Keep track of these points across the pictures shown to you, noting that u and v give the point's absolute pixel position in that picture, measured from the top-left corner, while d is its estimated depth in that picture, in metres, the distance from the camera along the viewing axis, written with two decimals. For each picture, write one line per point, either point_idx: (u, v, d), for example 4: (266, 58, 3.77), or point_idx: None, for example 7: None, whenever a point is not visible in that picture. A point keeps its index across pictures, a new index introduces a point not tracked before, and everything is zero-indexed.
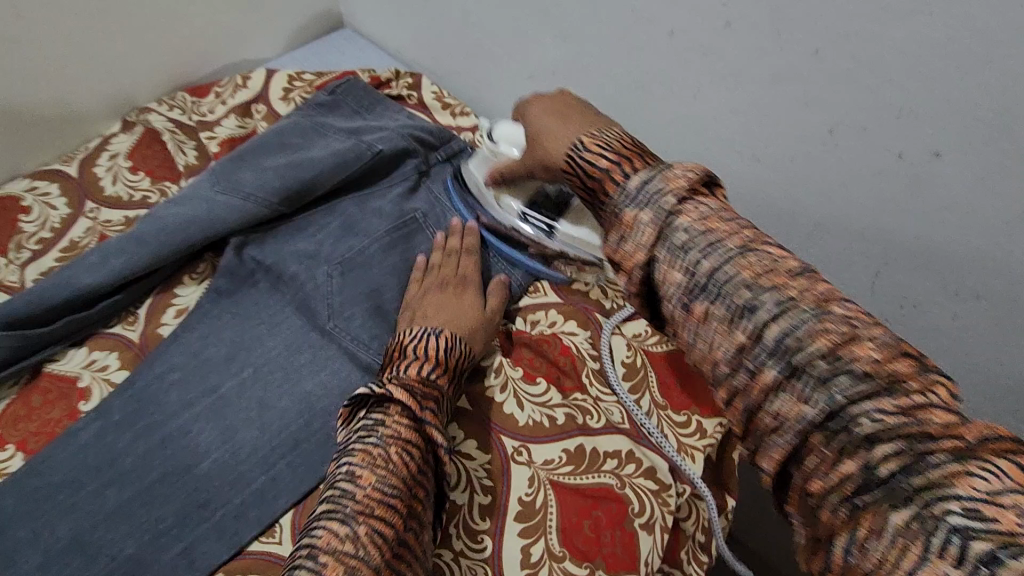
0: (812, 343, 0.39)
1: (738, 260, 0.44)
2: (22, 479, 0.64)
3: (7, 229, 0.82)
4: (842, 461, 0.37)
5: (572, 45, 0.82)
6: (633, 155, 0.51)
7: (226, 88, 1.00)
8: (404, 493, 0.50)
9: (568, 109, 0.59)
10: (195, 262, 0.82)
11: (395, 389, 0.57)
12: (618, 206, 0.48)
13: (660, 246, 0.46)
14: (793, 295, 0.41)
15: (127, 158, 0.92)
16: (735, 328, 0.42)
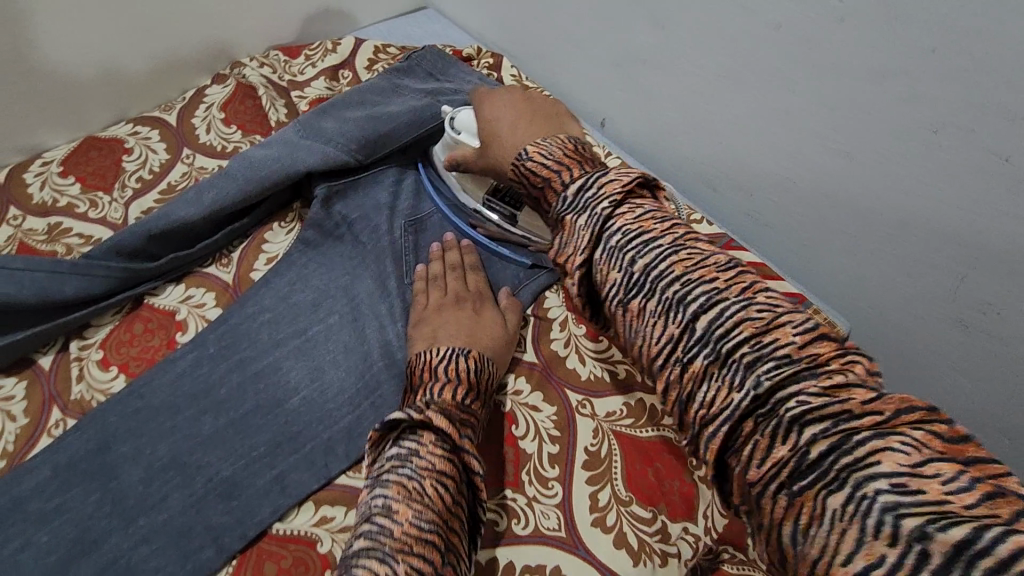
0: (736, 330, 0.40)
1: (674, 254, 0.44)
2: (126, 398, 0.66)
3: (112, 170, 0.87)
4: (774, 446, 0.37)
5: (667, 32, 0.83)
6: (572, 160, 0.53)
7: (316, 52, 1.02)
8: (441, 526, 0.48)
9: (523, 109, 0.64)
10: (284, 211, 0.85)
11: (436, 414, 0.54)
12: (558, 214, 0.50)
13: (596, 249, 0.46)
14: (767, 300, 0.41)
15: (221, 109, 0.95)
16: (668, 320, 0.42)
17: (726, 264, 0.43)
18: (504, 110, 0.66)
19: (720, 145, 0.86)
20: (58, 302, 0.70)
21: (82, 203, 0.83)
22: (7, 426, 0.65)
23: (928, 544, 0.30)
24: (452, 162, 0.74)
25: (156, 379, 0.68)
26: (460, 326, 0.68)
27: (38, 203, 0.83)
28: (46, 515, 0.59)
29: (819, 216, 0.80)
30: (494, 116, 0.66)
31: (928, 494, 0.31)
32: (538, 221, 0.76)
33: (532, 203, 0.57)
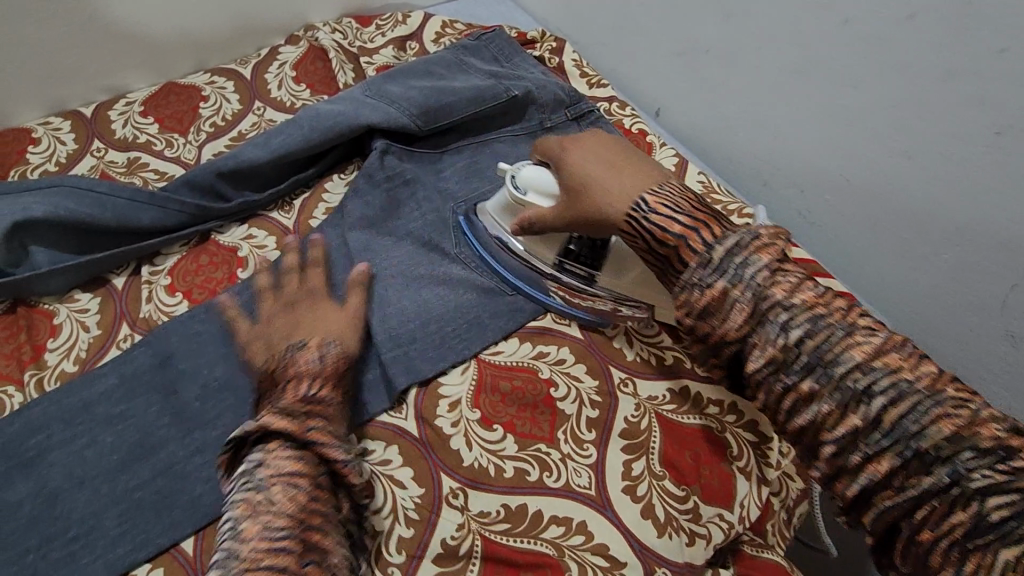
0: (880, 369, 0.47)
1: (772, 279, 0.52)
2: (188, 321, 0.70)
3: (189, 115, 0.91)
4: (892, 474, 0.45)
5: (736, 25, 0.85)
6: (704, 219, 0.57)
7: (386, 22, 1.06)
8: (298, 531, 0.50)
9: (624, 163, 0.66)
10: (345, 167, 0.88)
11: (270, 418, 0.54)
12: (699, 279, 0.54)
13: (719, 275, 0.53)
14: (824, 312, 0.51)
15: (293, 68, 0.99)
16: (813, 375, 0.49)
17: (823, 329, 0.50)
18: (593, 155, 0.67)
19: (767, 134, 0.88)
20: (136, 228, 0.74)
21: (159, 142, 0.88)
22: (80, 335, 0.70)
23: None
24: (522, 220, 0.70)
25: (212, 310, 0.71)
26: (299, 317, 0.67)
27: (120, 138, 0.88)
28: (111, 419, 0.63)
29: (873, 220, 0.81)
30: (580, 161, 0.67)
31: None
32: (610, 279, 0.72)
33: (647, 256, 0.61)
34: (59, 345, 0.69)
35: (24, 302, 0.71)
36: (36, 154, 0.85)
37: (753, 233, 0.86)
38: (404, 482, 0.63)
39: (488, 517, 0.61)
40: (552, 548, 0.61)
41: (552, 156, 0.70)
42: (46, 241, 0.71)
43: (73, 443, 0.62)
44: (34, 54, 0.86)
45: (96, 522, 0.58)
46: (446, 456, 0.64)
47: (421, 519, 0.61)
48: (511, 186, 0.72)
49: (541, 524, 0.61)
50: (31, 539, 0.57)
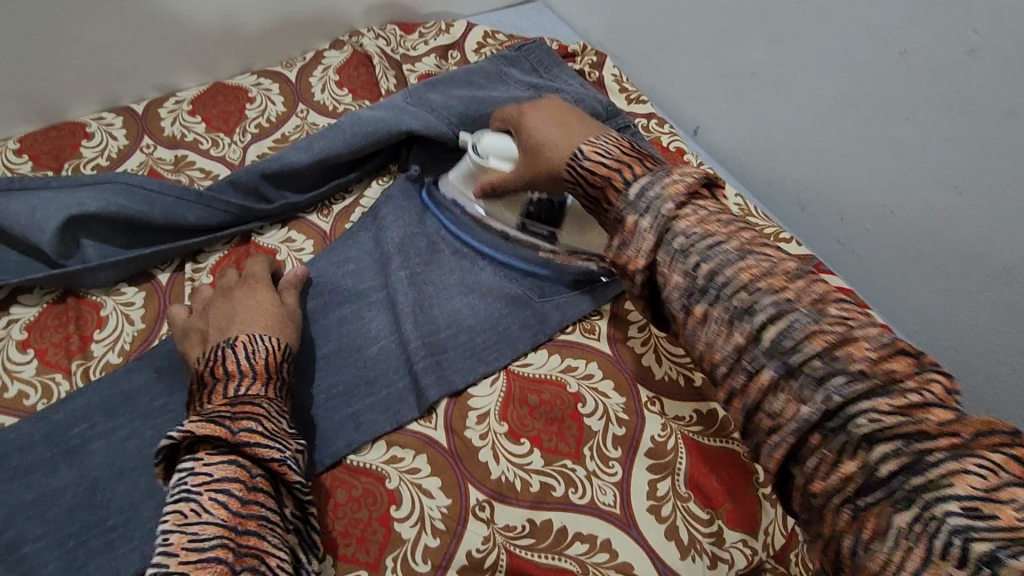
0: (807, 344, 0.44)
1: (815, 327, 0.44)
2: None
3: (236, 116, 0.94)
4: (841, 461, 0.41)
5: (784, 50, 0.85)
6: (631, 159, 0.57)
7: (430, 30, 1.08)
8: (230, 536, 0.47)
9: (568, 118, 0.66)
10: (382, 176, 0.90)
11: (195, 425, 0.51)
12: (619, 212, 0.54)
13: (661, 249, 0.52)
14: (794, 299, 0.46)
15: (337, 72, 1.01)
16: (735, 329, 0.47)
17: (775, 271, 0.48)
18: (549, 117, 0.68)
19: (812, 163, 0.88)
20: (182, 226, 0.77)
21: (205, 141, 0.90)
22: (125, 329, 0.71)
23: (995, 568, 0.34)
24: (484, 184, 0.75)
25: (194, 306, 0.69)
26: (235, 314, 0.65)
27: (169, 136, 0.90)
28: (150, 412, 0.65)
29: (915, 253, 0.79)
30: (538, 126, 0.67)
31: (998, 520, 0.35)
32: (569, 236, 0.76)
33: (585, 203, 0.60)
34: (104, 337, 0.70)
35: (74, 293, 0.73)
36: (89, 148, 0.87)
37: (789, 259, 0.85)
38: (432, 492, 0.63)
39: (513, 531, 0.62)
40: (576, 564, 0.60)
41: (523, 116, 0.70)
42: (96, 235, 0.74)
43: (114, 434, 0.63)
44: (93, 51, 0.89)
45: (134, 513, 0.59)
46: (474, 468, 0.65)
47: (447, 529, 0.61)
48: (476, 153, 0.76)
49: (565, 541, 0.61)
50: (71, 526, 0.58)
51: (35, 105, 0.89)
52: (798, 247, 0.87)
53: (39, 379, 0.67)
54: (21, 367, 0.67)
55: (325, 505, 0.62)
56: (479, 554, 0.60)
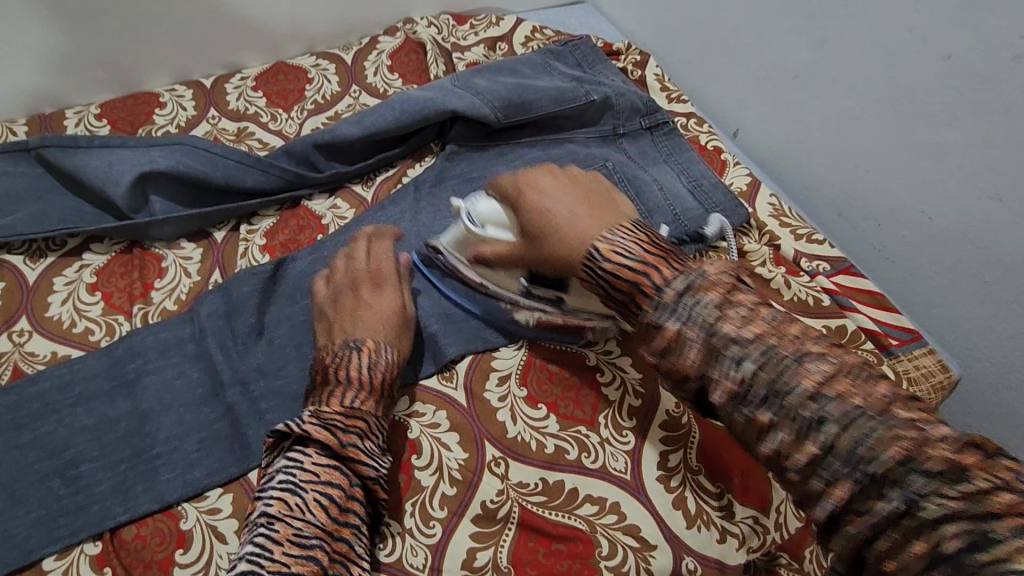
0: (885, 452, 0.41)
1: (748, 316, 0.50)
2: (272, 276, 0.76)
3: (294, 94, 0.99)
4: (781, 428, 0.46)
5: (828, 52, 0.85)
6: (658, 259, 0.55)
7: (480, 22, 1.12)
8: (326, 539, 0.52)
9: (575, 188, 0.65)
10: (425, 155, 0.93)
11: (316, 427, 0.56)
12: (657, 321, 0.52)
13: (661, 309, 0.52)
14: (775, 344, 0.48)
15: (389, 57, 1.06)
16: (716, 367, 0.49)
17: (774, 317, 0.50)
18: (566, 192, 0.64)
19: (850, 166, 0.87)
20: (240, 189, 0.83)
21: (265, 115, 0.96)
22: (183, 279, 0.77)
23: None
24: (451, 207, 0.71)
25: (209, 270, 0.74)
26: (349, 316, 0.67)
27: (233, 109, 0.96)
28: (197, 355, 0.69)
29: (952, 260, 0.79)
30: (546, 202, 0.64)
31: None
32: (578, 300, 0.68)
33: (608, 304, 0.58)
34: (164, 286, 0.76)
35: (139, 245, 0.79)
36: (161, 116, 0.94)
37: (820, 259, 0.85)
38: (450, 445, 0.66)
39: (526, 487, 0.64)
40: (585, 524, 0.62)
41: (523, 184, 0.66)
42: (163, 192, 0.80)
43: (165, 370, 0.68)
44: (171, 28, 0.96)
45: (179, 444, 0.63)
46: (491, 426, 0.67)
47: (463, 479, 0.64)
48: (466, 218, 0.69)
49: (575, 502, 0.63)
50: (120, 451, 0.62)
51: (116, 74, 0.97)
52: (832, 248, 0.87)
53: (104, 319, 0.73)
54: (89, 307, 0.73)
55: None
56: (492, 506, 0.63)
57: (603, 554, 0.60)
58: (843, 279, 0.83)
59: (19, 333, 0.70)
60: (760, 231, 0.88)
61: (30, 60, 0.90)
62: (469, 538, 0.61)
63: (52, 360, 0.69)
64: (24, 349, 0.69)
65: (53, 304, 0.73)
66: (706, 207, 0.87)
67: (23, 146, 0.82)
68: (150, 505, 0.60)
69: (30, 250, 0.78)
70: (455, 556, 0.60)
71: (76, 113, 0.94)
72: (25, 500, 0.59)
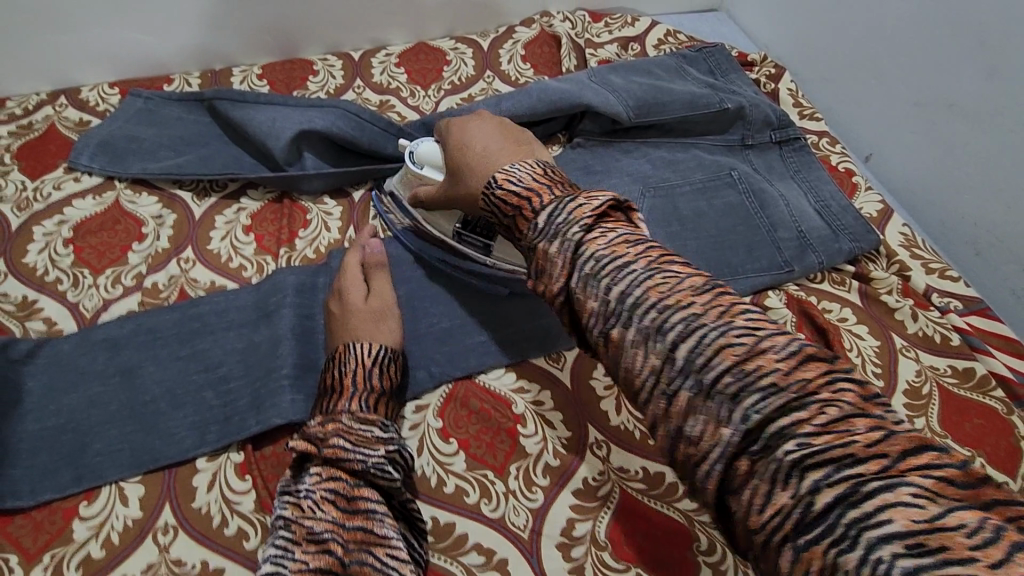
0: (716, 357, 0.40)
1: (724, 341, 0.41)
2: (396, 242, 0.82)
3: (433, 74, 1.05)
4: (774, 492, 0.36)
5: (999, 83, 0.81)
6: (542, 185, 0.54)
7: (616, 21, 1.13)
8: (339, 533, 0.53)
9: (514, 141, 0.64)
10: (552, 144, 0.97)
11: (298, 441, 0.59)
12: (531, 239, 0.52)
13: (572, 276, 0.48)
14: (727, 332, 0.41)
15: (524, 47, 1.10)
16: (650, 349, 0.43)
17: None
18: (489, 131, 0.67)
19: (1003, 202, 0.82)
20: (381, 154, 0.88)
21: (405, 90, 1.02)
22: (323, 233, 0.83)
23: None
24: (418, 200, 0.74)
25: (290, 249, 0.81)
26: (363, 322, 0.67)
27: (377, 82, 1.03)
28: None
29: None
30: (465, 139, 0.67)
31: None
32: (503, 252, 0.73)
33: (510, 240, 0.57)
34: (307, 235, 0.83)
35: (288, 196, 0.87)
36: (314, 83, 1.02)
37: (952, 297, 0.81)
38: (554, 423, 0.69)
39: (627, 473, 0.66)
40: (683, 517, 0.63)
41: (464, 135, 0.68)
42: (316, 149, 0.87)
43: (301, 308, 0.74)
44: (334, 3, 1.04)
45: (306, 375, 0.68)
46: (595, 413, 0.70)
47: (568, 453, 0.66)
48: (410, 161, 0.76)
49: (676, 495, 0.64)
50: (260, 373, 0.69)
51: (278, 40, 1.06)
52: (966, 286, 0.83)
53: (255, 258, 0.80)
54: (243, 246, 0.81)
55: (460, 410, 0.69)
56: (594, 482, 0.65)
57: (701, 549, 0.61)
58: (975, 320, 0.80)
59: (185, 261, 0.79)
60: (889, 259, 0.85)
61: (212, 19, 1.00)
62: (568, 509, 0.63)
63: (210, 287, 0.77)
64: (189, 275, 0.77)
65: (214, 239, 0.81)
66: (832, 227, 0.85)
67: (201, 96, 0.92)
68: (275, 420, 0.64)
69: (197, 188, 0.86)
70: (556, 523, 0.62)
71: (241, 72, 1.03)
72: (182, 404, 0.66)
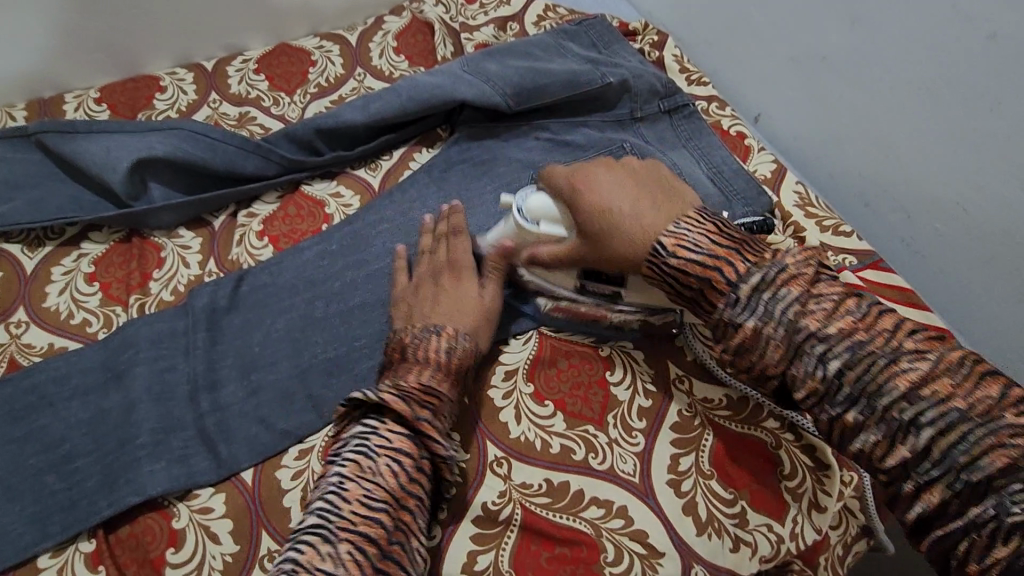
0: (858, 363, 0.49)
1: (859, 337, 0.50)
2: (263, 271, 0.75)
3: (297, 77, 0.96)
4: (896, 447, 0.47)
5: (860, 31, 0.80)
6: (724, 255, 0.55)
7: (491, 2, 1.07)
8: (392, 504, 0.53)
9: (642, 190, 0.62)
10: (432, 140, 0.90)
11: (393, 398, 0.57)
12: (731, 317, 0.54)
13: (722, 300, 0.54)
14: (864, 338, 0.50)
15: (395, 38, 1.02)
16: (795, 362, 0.51)
17: (850, 321, 0.51)
18: (616, 186, 0.63)
19: (883, 152, 0.82)
20: (240, 175, 0.80)
21: (267, 99, 0.93)
22: (180, 270, 0.75)
23: None
24: (535, 259, 0.66)
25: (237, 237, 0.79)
26: (438, 301, 0.66)
27: (234, 93, 0.94)
28: (190, 347, 0.68)
29: (987, 263, 0.75)
30: (599, 192, 0.62)
31: None
32: (634, 298, 0.66)
33: (675, 300, 0.59)
34: (162, 276, 0.75)
35: (137, 233, 0.78)
36: (161, 101, 0.92)
37: (846, 254, 0.81)
38: None
39: (529, 488, 0.62)
40: (590, 527, 0.60)
41: (577, 182, 0.64)
42: (162, 179, 0.78)
43: (155, 362, 0.67)
44: (174, 8, 0.94)
45: (164, 438, 0.62)
46: (492, 426, 0.66)
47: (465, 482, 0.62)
48: None
49: (581, 504, 0.61)
50: (110, 445, 0.62)
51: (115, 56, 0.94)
52: (859, 241, 0.82)
53: (101, 309, 0.71)
54: (87, 297, 0.72)
55: None
56: (494, 507, 0.61)
57: (608, 560, 0.59)
58: (870, 274, 0.79)
59: (16, 324, 0.70)
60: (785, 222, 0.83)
61: (28, 43, 0.88)
62: (469, 541, 0.60)
63: (48, 352, 0.68)
64: (21, 341, 0.69)
65: (51, 294, 0.72)
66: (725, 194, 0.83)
67: (22, 130, 0.78)
68: (132, 498, 0.59)
69: (27, 239, 0.76)
70: (454, 559, 0.59)
71: (75, 98, 0.92)
72: (19, 494, 0.59)
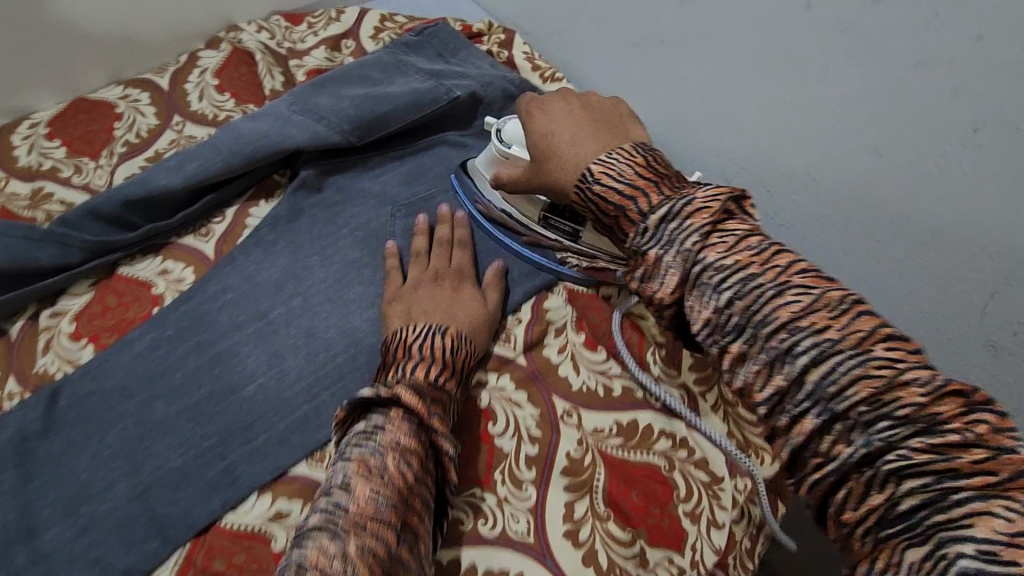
0: (844, 381, 0.35)
1: (781, 300, 0.38)
2: (80, 378, 0.64)
3: (102, 136, 0.84)
4: (869, 493, 0.34)
5: (690, 11, 0.78)
6: (648, 183, 0.46)
7: (319, 20, 0.98)
8: (399, 504, 0.42)
9: (591, 119, 0.56)
10: (271, 188, 0.81)
11: (407, 390, 0.49)
12: (637, 248, 0.44)
13: (687, 289, 0.42)
14: (757, 270, 0.39)
15: (215, 75, 0.91)
16: (773, 366, 0.38)
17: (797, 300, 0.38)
18: (571, 111, 0.58)
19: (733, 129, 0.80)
20: (35, 270, 0.68)
21: (66, 168, 0.80)
22: None
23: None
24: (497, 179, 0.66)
25: (46, 345, 0.68)
26: (438, 301, 0.65)
27: (24, 167, 0.80)
28: None
29: (842, 220, 0.72)
30: (549, 128, 0.57)
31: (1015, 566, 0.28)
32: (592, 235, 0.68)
33: (599, 231, 0.51)
34: None
35: None
36: None
37: None
38: None
39: None
40: None
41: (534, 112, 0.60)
42: None
43: None
44: None
45: None
46: None
47: None
48: (497, 139, 0.70)
49: None
50: None
51: None
52: None
53: None
54: None
55: None
56: None
57: None
58: None
59: None
60: None
61: None
62: None
63: None
64: None
65: None
66: None
67: None
68: None
69: None
70: None
71: None
72: None
